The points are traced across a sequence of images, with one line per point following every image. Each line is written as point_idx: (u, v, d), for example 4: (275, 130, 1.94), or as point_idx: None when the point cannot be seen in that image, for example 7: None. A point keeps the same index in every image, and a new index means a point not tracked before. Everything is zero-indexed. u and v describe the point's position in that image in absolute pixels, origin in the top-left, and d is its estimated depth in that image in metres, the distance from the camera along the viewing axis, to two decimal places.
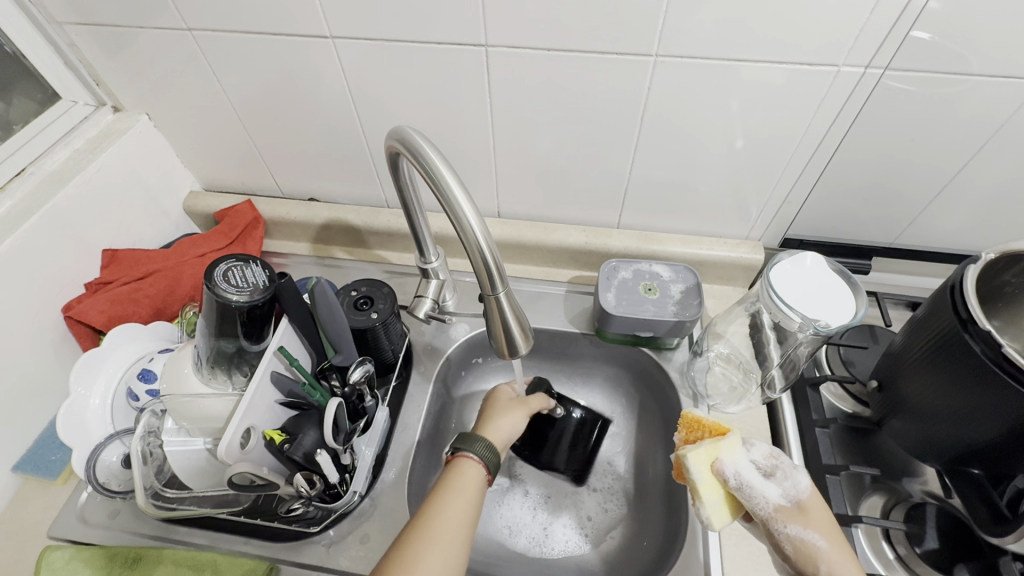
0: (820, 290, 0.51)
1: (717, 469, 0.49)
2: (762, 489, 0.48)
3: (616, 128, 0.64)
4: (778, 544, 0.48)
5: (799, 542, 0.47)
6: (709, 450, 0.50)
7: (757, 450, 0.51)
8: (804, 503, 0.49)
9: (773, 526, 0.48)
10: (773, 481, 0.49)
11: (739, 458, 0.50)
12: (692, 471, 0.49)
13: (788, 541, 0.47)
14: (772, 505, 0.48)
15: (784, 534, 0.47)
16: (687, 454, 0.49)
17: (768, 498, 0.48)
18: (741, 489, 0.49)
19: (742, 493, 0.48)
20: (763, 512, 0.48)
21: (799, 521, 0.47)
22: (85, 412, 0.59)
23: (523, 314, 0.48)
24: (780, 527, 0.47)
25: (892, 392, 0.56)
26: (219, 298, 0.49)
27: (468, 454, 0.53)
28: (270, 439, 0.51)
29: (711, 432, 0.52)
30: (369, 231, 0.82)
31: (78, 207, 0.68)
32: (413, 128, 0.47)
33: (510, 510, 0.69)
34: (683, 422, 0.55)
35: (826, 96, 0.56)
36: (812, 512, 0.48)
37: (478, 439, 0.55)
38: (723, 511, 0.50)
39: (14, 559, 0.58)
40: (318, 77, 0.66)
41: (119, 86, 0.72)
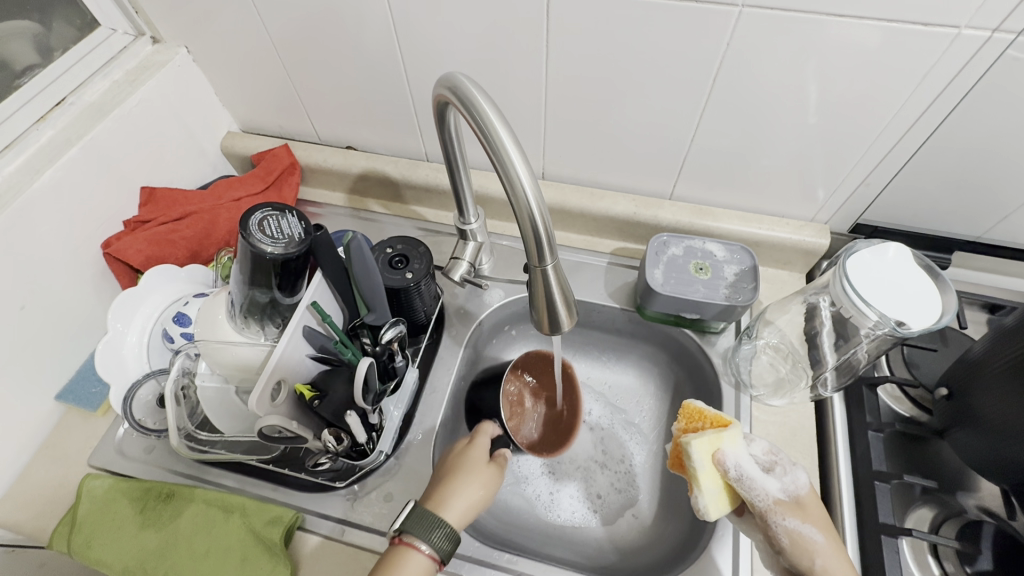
0: (904, 288, 0.45)
1: (718, 459, 0.48)
2: (762, 482, 0.48)
3: (682, 87, 0.58)
4: (774, 538, 0.48)
5: (797, 536, 0.47)
6: (712, 439, 0.49)
7: (756, 444, 0.51)
8: (801, 498, 0.48)
9: (771, 519, 0.47)
10: (772, 475, 0.49)
11: (740, 450, 0.49)
12: (694, 458, 0.48)
13: (785, 535, 0.47)
14: (772, 497, 0.48)
15: (782, 528, 0.47)
16: (691, 441, 0.48)
17: (767, 491, 0.48)
18: (742, 480, 0.48)
19: (742, 484, 0.48)
20: (761, 504, 0.48)
21: (798, 515, 0.47)
22: (123, 350, 0.59)
23: (569, 289, 0.45)
24: (779, 519, 0.47)
25: (963, 402, 0.51)
26: (253, 248, 0.47)
27: (419, 545, 0.45)
28: (300, 394, 0.51)
29: (712, 423, 0.51)
30: (407, 185, 0.79)
31: (117, 142, 0.67)
32: (465, 74, 0.42)
33: (522, 465, 0.70)
34: (683, 411, 0.53)
35: (935, 64, 0.49)
36: (809, 507, 0.48)
37: (436, 526, 0.46)
38: (720, 501, 0.49)
39: (58, 483, 0.61)
40: (365, 15, 0.61)
41: (158, 15, 0.69)
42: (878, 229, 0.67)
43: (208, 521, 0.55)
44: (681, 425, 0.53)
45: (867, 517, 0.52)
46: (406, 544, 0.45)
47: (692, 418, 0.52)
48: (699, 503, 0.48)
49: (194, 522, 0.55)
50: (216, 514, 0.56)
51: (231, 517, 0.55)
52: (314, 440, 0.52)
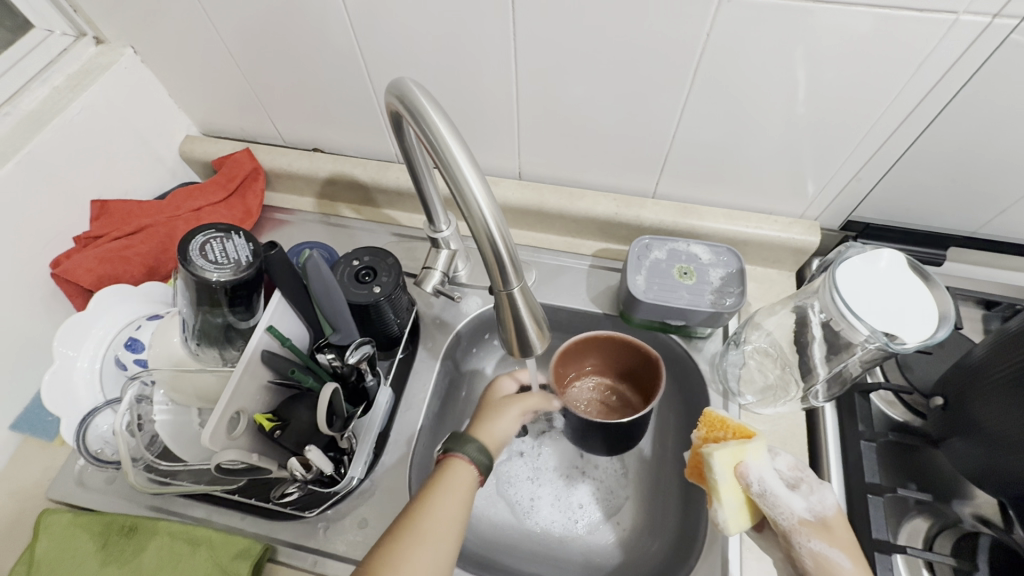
0: (896, 299, 0.43)
1: (740, 472, 0.46)
2: (787, 500, 0.45)
3: (661, 80, 0.54)
4: (797, 559, 0.45)
5: (822, 559, 0.43)
6: (734, 451, 0.46)
7: (781, 459, 0.48)
8: (828, 520, 0.45)
9: (795, 539, 0.45)
10: (798, 493, 0.46)
11: (764, 463, 0.46)
12: (715, 470, 0.45)
13: (810, 557, 0.44)
14: (797, 517, 0.45)
15: (807, 549, 0.44)
16: (712, 454, 0.45)
17: (793, 510, 0.45)
18: (765, 496, 0.45)
19: (765, 500, 0.45)
20: (785, 523, 0.45)
21: (824, 537, 0.44)
22: (73, 378, 0.56)
23: (539, 309, 0.41)
24: (802, 540, 0.44)
25: (960, 411, 0.49)
26: (196, 275, 0.43)
27: (459, 455, 0.49)
28: (259, 425, 0.48)
29: (734, 433, 0.48)
30: (377, 188, 0.75)
31: (61, 154, 0.62)
32: (415, 80, 0.39)
33: (506, 468, 0.68)
34: (703, 419, 0.50)
35: (931, 52, 0.45)
36: (836, 530, 0.45)
37: (471, 440, 0.50)
38: (741, 516, 0.47)
39: (15, 518, 0.58)
40: (319, 9, 0.57)
41: (98, 14, 0.64)
42: (870, 225, 0.64)
43: (173, 555, 0.53)
44: (701, 434, 0.50)
45: (859, 533, 0.49)
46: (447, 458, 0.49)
47: (713, 427, 0.49)
48: (719, 519, 0.46)
49: (158, 557, 0.53)
50: (181, 547, 0.53)
51: (198, 550, 0.52)
52: (279, 471, 0.50)
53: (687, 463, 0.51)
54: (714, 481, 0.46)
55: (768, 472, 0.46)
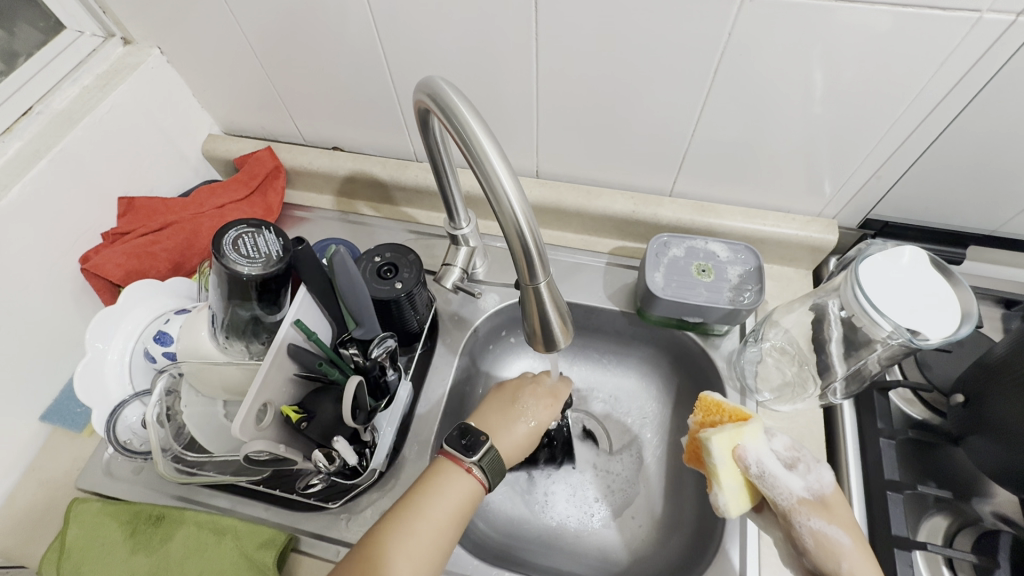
0: (919, 296, 0.43)
1: (738, 455, 0.47)
2: (785, 481, 0.46)
3: (681, 79, 0.55)
4: (798, 538, 0.46)
5: (822, 538, 0.45)
6: (733, 434, 0.47)
7: (778, 439, 0.49)
8: (826, 498, 0.46)
9: (795, 519, 0.46)
10: (795, 473, 0.47)
11: (761, 445, 0.47)
12: (714, 454, 0.46)
13: (810, 536, 0.45)
14: (796, 497, 0.46)
15: (806, 528, 0.45)
16: (711, 438, 0.46)
17: (791, 490, 0.46)
18: (764, 478, 0.46)
19: (764, 482, 0.46)
20: (785, 504, 0.46)
21: (823, 515, 0.45)
22: (104, 370, 0.57)
23: (564, 305, 0.42)
24: (802, 519, 0.45)
25: (981, 409, 0.49)
26: (228, 269, 0.44)
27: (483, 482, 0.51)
28: (286, 416, 0.49)
29: (730, 417, 0.49)
30: (396, 187, 0.76)
31: (91, 152, 0.64)
32: (446, 79, 0.39)
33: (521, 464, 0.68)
34: (700, 404, 0.51)
35: (954, 50, 0.46)
36: (835, 508, 0.46)
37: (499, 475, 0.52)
38: (740, 498, 0.48)
39: (46, 506, 0.59)
40: (344, 9, 0.58)
41: (127, 15, 0.66)
42: (889, 224, 0.64)
43: (200, 544, 0.54)
44: (698, 419, 0.51)
45: (878, 529, 0.50)
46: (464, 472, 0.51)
47: (710, 411, 0.51)
48: (720, 502, 0.47)
49: (185, 545, 0.54)
50: (207, 536, 0.54)
51: (223, 539, 0.54)
52: (304, 461, 0.51)
53: (684, 449, 0.52)
54: (713, 463, 0.47)
55: (765, 453, 0.47)
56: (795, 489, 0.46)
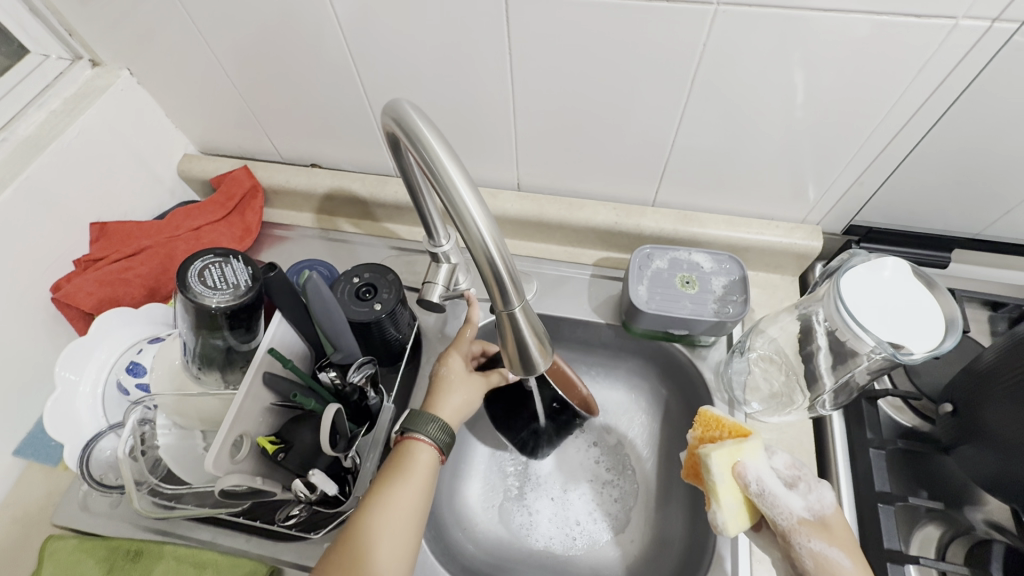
0: (900, 307, 0.42)
1: (738, 472, 0.45)
2: (785, 500, 0.45)
3: (658, 90, 0.54)
4: (797, 559, 0.44)
5: (822, 560, 0.43)
6: (732, 450, 0.46)
7: (778, 457, 0.47)
8: (828, 519, 0.45)
9: (793, 539, 0.44)
10: (796, 492, 0.46)
11: (761, 462, 0.46)
12: (713, 471, 0.45)
13: (809, 557, 0.43)
14: (796, 516, 0.44)
15: (806, 549, 0.44)
16: (711, 454, 0.45)
17: (791, 510, 0.45)
18: (763, 496, 0.45)
19: (764, 501, 0.45)
20: (784, 523, 0.45)
21: (823, 537, 0.44)
22: (75, 403, 0.55)
23: (541, 327, 0.41)
24: (802, 540, 0.44)
25: (969, 419, 0.48)
26: (194, 301, 0.43)
27: (418, 437, 0.50)
28: (263, 448, 0.48)
29: (731, 433, 0.48)
30: (376, 203, 0.75)
31: (60, 177, 0.62)
32: (411, 102, 0.38)
33: (508, 482, 0.67)
34: (699, 419, 0.50)
35: (931, 56, 0.45)
36: (837, 530, 0.44)
37: (428, 419, 0.50)
38: (740, 516, 0.46)
39: (22, 544, 0.58)
40: (314, 26, 0.57)
41: (95, 37, 0.64)
42: (873, 229, 0.63)
43: None
44: (697, 435, 0.49)
45: (870, 542, 0.49)
46: (411, 438, 0.50)
47: (709, 426, 0.49)
48: (718, 521, 0.46)
49: None
50: (187, 571, 0.53)
51: (204, 574, 0.52)
52: (283, 492, 0.50)
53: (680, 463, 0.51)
54: (712, 478, 0.46)
55: (767, 471, 0.46)
56: (796, 512, 0.45)
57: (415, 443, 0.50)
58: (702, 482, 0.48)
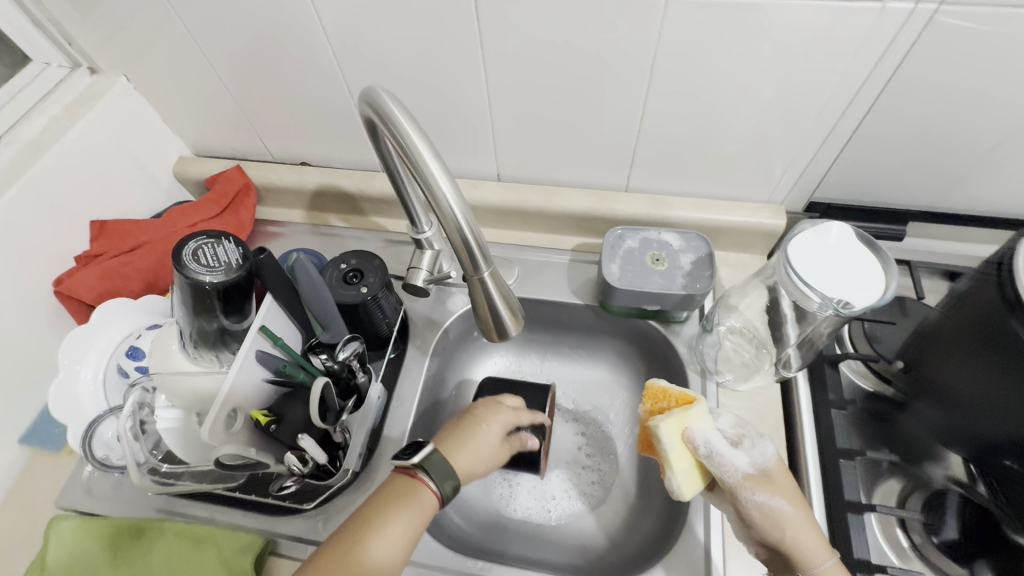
0: (845, 266, 0.45)
1: (686, 437, 0.48)
2: (731, 458, 0.47)
3: (622, 79, 0.57)
4: (745, 513, 0.47)
5: (767, 509, 0.46)
6: (678, 419, 0.48)
7: (723, 418, 0.50)
8: (770, 471, 0.48)
9: (740, 495, 0.47)
10: (741, 449, 0.48)
11: (708, 426, 0.49)
12: (663, 440, 0.48)
13: (756, 509, 0.47)
14: (741, 472, 0.47)
15: (752, 502, 0.47)
16: (660, 425, 0.47)
17: (737, 467, 0.47)
18: (711, 457, 0.48)
19: (712, 462, 0.47)
20: (731, 480, 0.47)
21: (766, 488, 0.47)
22: (77, 389, 0.58)
23: (511, 294, 0.45)
24: (748, 495, 0.47)
25: (923, 374, 0.51)
26: (190, 279, 0.46)
27: (430, 484, 0.47)
28: (256, 420, 0.51)
29: (677, 402, 0.50)
30: (363, 197, 0.78)
31: (61, 178, 0.66)
32: (384, 89, 0.42)
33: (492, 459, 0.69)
34: (648, 393, 0.53)
35: (867, 37, 0.49)
36: (778, 481, 0.48)
37: (449, 476, 0.48)
38: (693, 479, 0.49)
39: (28, 529, 0.60)
40: (298, 29, 0.60)
41: (92, 46, 0.68)
42: (831, 206, 0.67)
43: (179, 554, 0.55)
44: (647, 408, 0.52)
45: (833, 496, 0.52)
46: (421, 480, 0.47)
47: (657, 398, 0.52)
48: (672, 486, 0.49)
49: (165, 556, 0.55)
50: (187, 545, 0.55)
51: (202, 547, 0.55)
52: (276, 465, 0.53)
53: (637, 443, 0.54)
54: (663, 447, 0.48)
55: (713, 435, 0.48)
56: (742, 470, 0.47)
57: (422, 490, 0.47)
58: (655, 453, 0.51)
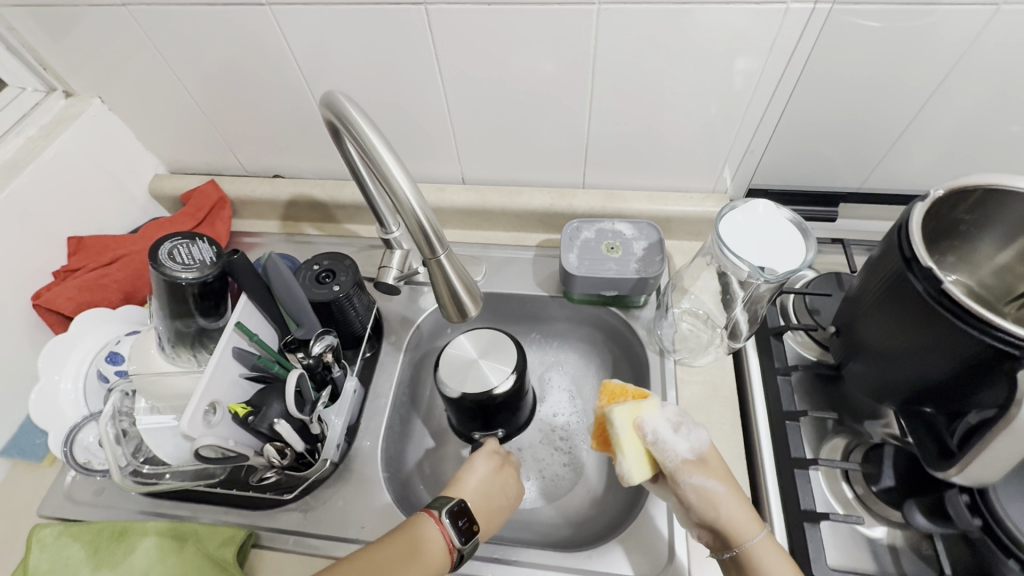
0: (769, 239, 0.50)
1: (638, 425, 0.51)
2: (674, 444, 0.51)
3: (568, 82, 0.62)
4: (683, 495, 0.50)
5: (704, 491, 0.49)
6: (632, 408, 0.52)
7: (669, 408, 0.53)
8: (705, 456, 0.51)
9: (679, 478, 0.50)
10: (682, 436, 0.52)
11: (657, 416, 0.52)
12: (616, 425, 0.51)
13: (693, 491, 0.50)
14: (681, 457, 0.50)
15: (689, 485, 0.50)
16: (614, 411, 0.51)
17: (678, 452, 0.50)
18: (657, 444, 0.51)
19: (657, 448, 0.51)
20: (672, 465, 0.50)
21: (703, 471, 0.50)
22: (58, 396, 0.60)
23: (468, 276, 0.49)
24: (686, 478, 0.50)
25: (852, 337, 0.56)
26: (166, 277, 0.49)
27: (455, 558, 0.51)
28: (235, 413, 0.53)
29: (632, 395, 0.54)
30: (335, 205, 0.82)
31: (38, 196, 0.68)
32: (342, 92, 0.46)
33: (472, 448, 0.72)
34: (605, 389, 0.55)
35: (779, 35, 0.54)
36: (712, 464, 0.51)
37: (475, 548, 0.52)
38: (642, 466, 0.51)
39: (8, 539, 0.61)
40: (262, 46, 0.64)
41: (66, 69, 0.71)
42: (769, 192, 0.72)
43: (163, 551, 0.56)
44: (603, 402, 0.55)
45: (782, 454, 0.56)
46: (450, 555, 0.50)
47: (614, 395, 0.55)
48: (624, 471, 0.50)
49: (148, 554, 0.56)
50: (170, 543, 0.57)
51: (185, 543, 0.56)
52: (256, 457, 0.55)
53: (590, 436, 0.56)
54: (619, 433, 0.51)
55: (658, 425, 0.51)
56: (682, 456, 0.51)
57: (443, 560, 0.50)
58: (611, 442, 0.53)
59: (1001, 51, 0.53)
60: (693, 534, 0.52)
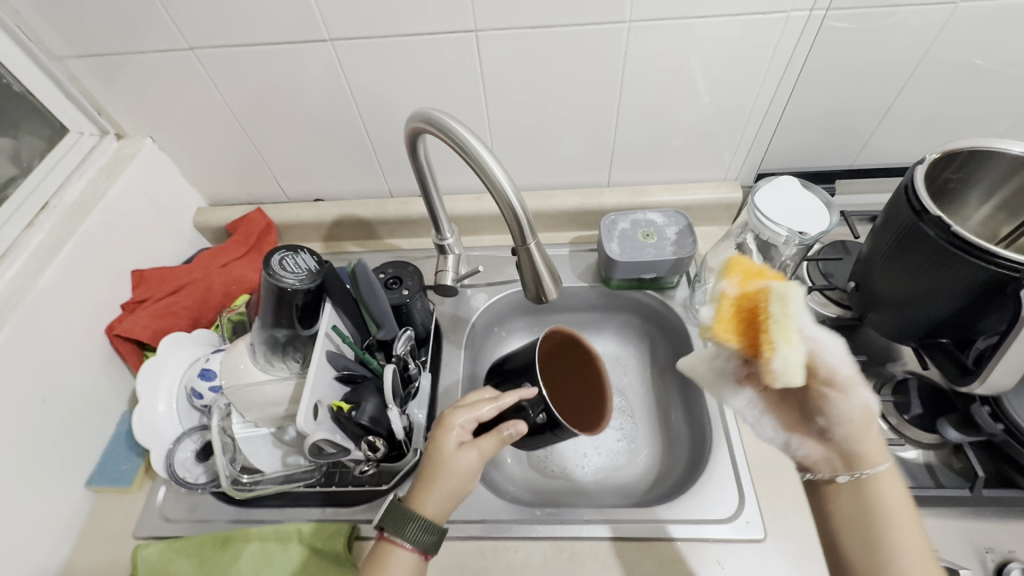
0: (799, 207, 0.58)
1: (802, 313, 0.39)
2: (836, 349, 0.40)
3: (597, 91, 0.70)
4: (834, 407, 0.41)
5: (866, 411, 0.41)
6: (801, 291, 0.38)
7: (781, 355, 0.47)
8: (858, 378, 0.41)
9: (841, 390, 0.41)
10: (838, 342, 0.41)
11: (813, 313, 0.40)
12: (795, 298, 0.37)
13: (858, 407, 0.41)
14: (846, 363, 0.40)
15: (856, 402, 0.41)
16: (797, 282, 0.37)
17: (842, 357, 0.40)
18: (816, 342, 0.40)
19: (819, 347, 0.40)
20: (833, 370, 0.40)
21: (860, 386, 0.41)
22: (156, 418, 0.64)
23: (551, 261, 0.55)
24: (853, 392, 0.41)
25: (867, 289, 0.64)
26: (277, 285, 0.54)
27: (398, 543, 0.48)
28: (338, 409, 0.58)
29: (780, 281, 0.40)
30: (378, 222, 0.87)
31: (105, 232, 0.71)
32: (432, 108, 0.52)
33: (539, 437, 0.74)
34: (735, 267, 0.41)
35: (780, 39, 0.64)
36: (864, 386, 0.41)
37: (410, 523, 0.48)
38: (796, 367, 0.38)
39: (107, 564, 0.62)
40: (317, 78, 0.70)
41: (121, 113, 0.75)
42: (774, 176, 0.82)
43: (270, 553, 0.59)
44: (739, 283, 0.40)
45: None
46: (388, 539, 0.48)
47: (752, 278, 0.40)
48: (775, 368, 0.37)
49: (256, 558, 0.59)
50: (275, 545, 0.59)
51: (291, 543, 0.59)
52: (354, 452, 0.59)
53: (711, 319, 0.41)
54: (781, 319, 0.37)
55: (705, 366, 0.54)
56: (837, 373, 0.40)
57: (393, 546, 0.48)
58: (760, 328, 0.39)
59: (960, 41, 0.64)
60: (795, 454, 0.44)
